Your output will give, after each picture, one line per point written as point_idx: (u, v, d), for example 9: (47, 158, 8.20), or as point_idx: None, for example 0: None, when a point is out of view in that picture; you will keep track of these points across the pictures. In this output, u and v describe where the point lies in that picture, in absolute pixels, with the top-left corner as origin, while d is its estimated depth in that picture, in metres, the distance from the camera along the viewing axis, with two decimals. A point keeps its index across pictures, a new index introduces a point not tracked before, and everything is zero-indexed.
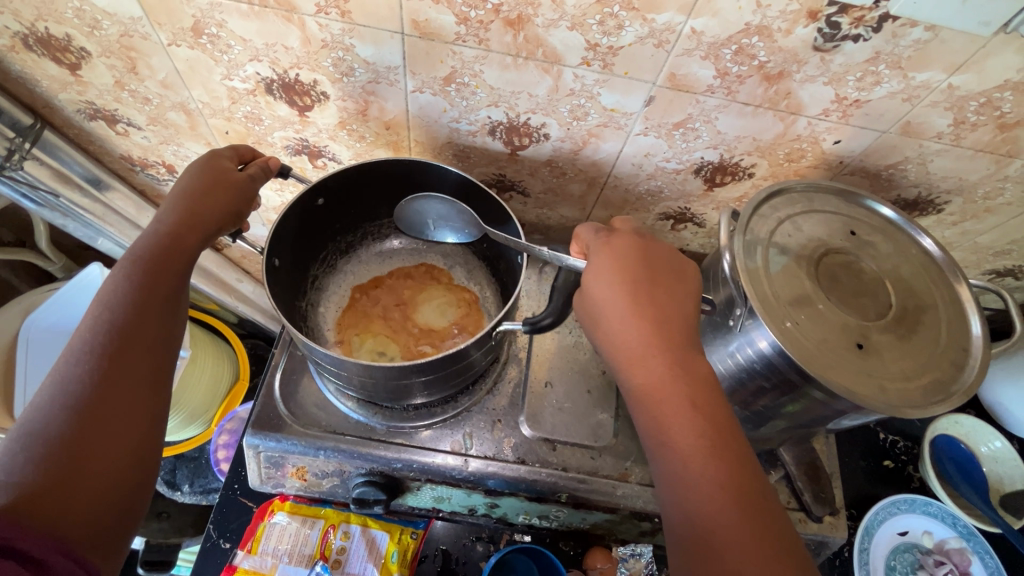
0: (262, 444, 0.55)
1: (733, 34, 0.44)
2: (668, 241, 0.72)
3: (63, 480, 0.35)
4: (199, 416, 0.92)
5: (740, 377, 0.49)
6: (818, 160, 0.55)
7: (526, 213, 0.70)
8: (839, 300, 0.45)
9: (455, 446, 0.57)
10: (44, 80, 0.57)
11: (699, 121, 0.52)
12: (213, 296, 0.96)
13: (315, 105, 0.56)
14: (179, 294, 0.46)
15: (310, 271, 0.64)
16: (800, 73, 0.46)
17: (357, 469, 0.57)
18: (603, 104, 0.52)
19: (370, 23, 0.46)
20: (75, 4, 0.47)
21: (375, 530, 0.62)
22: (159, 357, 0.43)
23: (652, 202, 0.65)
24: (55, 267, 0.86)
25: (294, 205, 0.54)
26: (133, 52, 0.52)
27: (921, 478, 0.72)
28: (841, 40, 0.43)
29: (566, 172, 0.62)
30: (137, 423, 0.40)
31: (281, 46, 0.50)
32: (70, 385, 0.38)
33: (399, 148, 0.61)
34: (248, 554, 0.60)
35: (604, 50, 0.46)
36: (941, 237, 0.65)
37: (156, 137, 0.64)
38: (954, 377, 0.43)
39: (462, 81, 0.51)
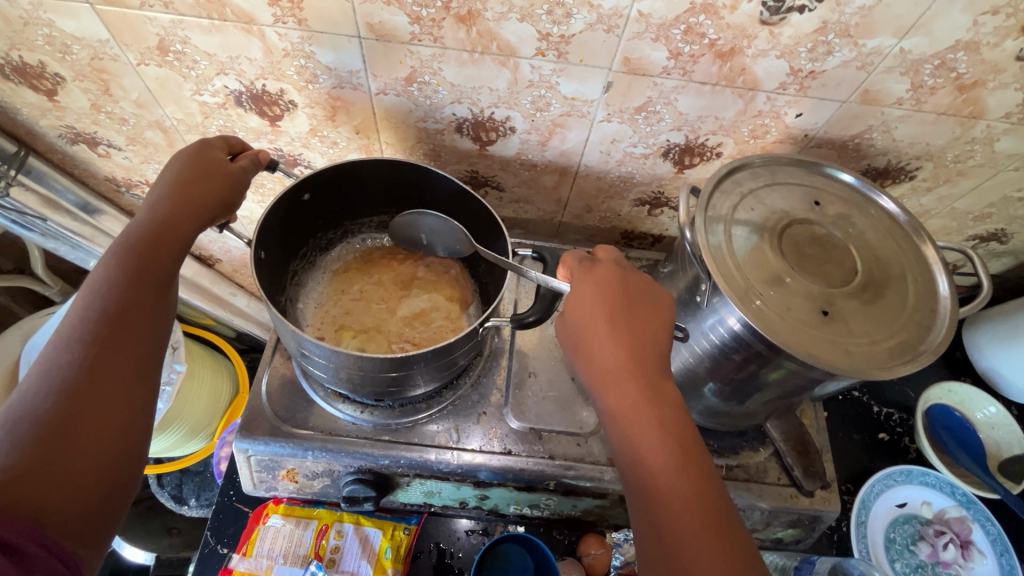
0: (251, 448, 0.56)
1: (680, 14, 0.44)
2: (647, 228, 0.72)
3: (47, 470, 0.37)
4: (201, 429, 0.93)
5: (716, 354, 0.49)
6: (783, 135, 0.56)
7: (503, 208, 0.71)
8: (803, 269, 0.45)
9: (443, 439, 0.58)
10: (24, 107, 0.58)
11: (660, 103, 0.53)
12: (208, 312, 0.97)
13: (285, 114, 0.57)
14: (169, 286, 0.47)
15: (290, 267, 0.65)
16: (751, 48, 0.46)
17: (346, 468, 0.58)
18: (563, 93, 0.52)
19: (327, 30, 0.48)
20: (45, 31, 0.49)
21: (368, 527, 0.63)
22: (149, 348, 0.44)
23: (625, 189, 0.65)
24: (53, 291, 0.88)
25: (280, 203, 0.55)
26: (105, 74, 0.54)
27: (918, 449, 0.72)
28: (786, 12, 0.44)
29: (537, 165, 0.62)
30: (124, 414, 0.41)
31: (244, 58, 0.51)
32: (56, 375, 0.39)
33: (371, 151, 0.62)
34: (243, 557, 0.61)
35: (556, 39, 0.47)
36: (918, 205, 0.65)
37: (136, 156, 0.65)
38: (922, 339, 0.43)
39: (424, 80, 0.52)
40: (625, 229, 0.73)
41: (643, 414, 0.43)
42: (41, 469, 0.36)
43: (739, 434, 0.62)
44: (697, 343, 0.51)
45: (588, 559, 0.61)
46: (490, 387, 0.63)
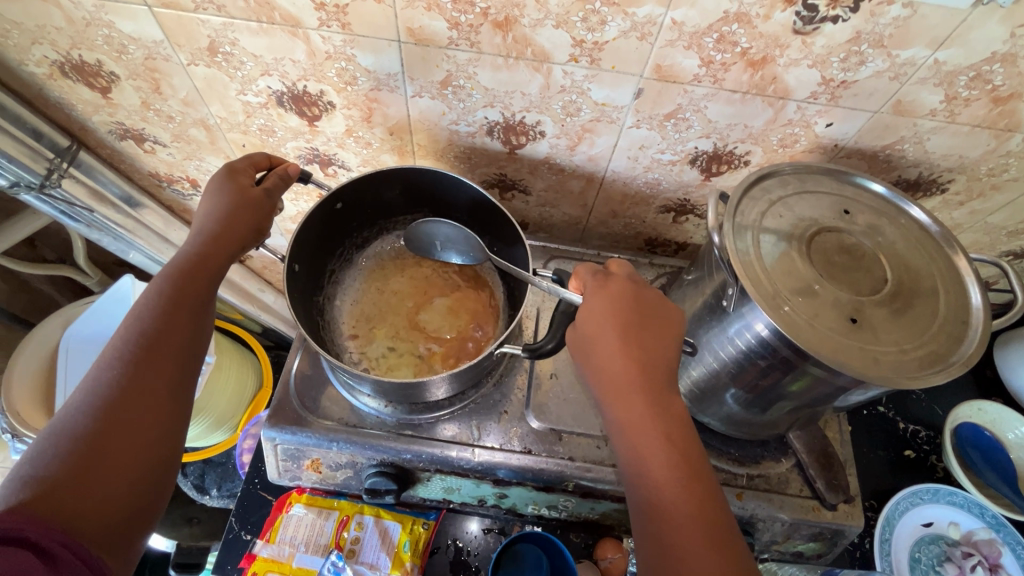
0: (278, 436, 0.58)
1: (714, 23, 0.45)
2: (671, 235, 0.72)
3: (83, 481, 0.39)
4: (225, 420, 0.95)
5: (741, 361, 0.49)
6: (813, 144, 0.56)
7: (529, 212, 0.72)
8: (833, 278, 0.45)
9: (464, 437, 0.59)
10: (79, 104, 0.62)
11: (690, 111, 0.53)
12: (237, 306, 1.00)
13: (323, 114, 0.59)
14: (203, 310, 0.49)
15: (327, 265, 0.67)
16: (783, 57, 0.47)
17: (369, 461, 0.59)
18: (594, 99, 0.53)
19: (369, 34, 0.49)
20: (104, 32, 0.52)
21: (387, 521, 0.63)
22: (182, 367, 0.46)
23: (651, 196, 0.66)
24: (92, 281, 0.92)
25: (313, 211, 0.58)
26: (157, 73, 0.57)
27: (945, 468, 0.70)
28: (820, 22, 0.44)
29: (564, 169, 0.64)
30: (155, 429, 0.43)
31: (288, 59, 0.53)
32: (97, 392, 0.42)
33: (403, 152, 0.64)
34: (267, 543, 0.63)
35: (590, 45, 0.48)
36: (950, 219, 0.64)
37: (179, 153, 0.68)
38: (953, 350, 0.43)
39: (458, 84, 0.54)
40: (649, 236, 0.73)
41: (648, 429, 0.43)
42: (78, 479, 0.38)
43: (761, 444, 0.61)
44: (722, 349, 0.51)
45: (605, 564, 0.61)
46: (512, 387, 0.63)
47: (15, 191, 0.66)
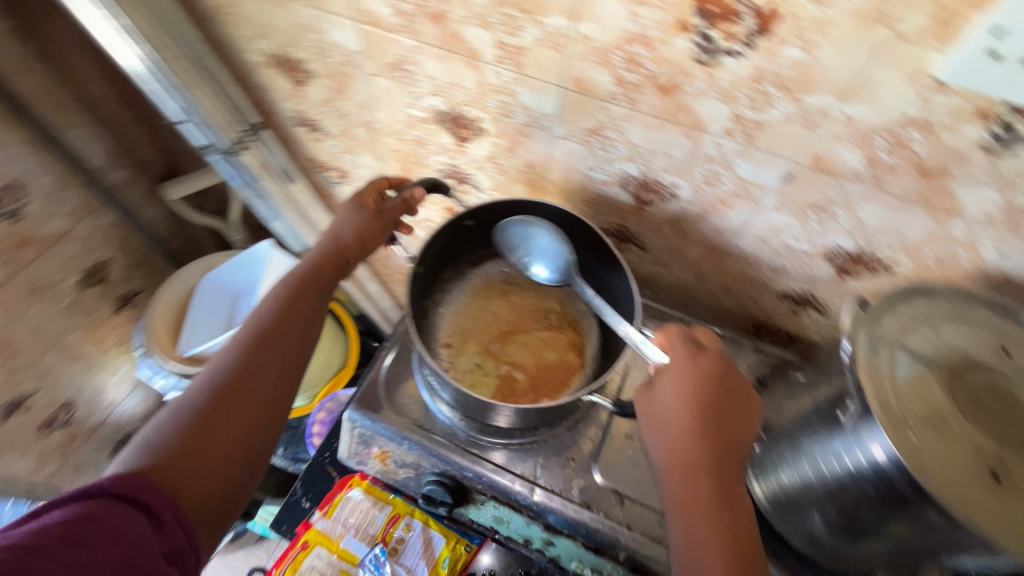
0: (359, 420, 0.61)
1: (890, 125, 0.43)
2: (784, 326, 0.69)
3: (192, 448, 0.45)
4: (306, 388, 1.02)
5: (843, 481, 0.45)
6: (976, 270, 0.51)
7: (640, 267, 0.72)
8: (977, 421, 0.40)
9: (527, 472, 0.59)
10: (275, 90, 0.72)
11: (839, 205, 0.51)
12: (345, 288, 1.09)
13: (473, 137, 0.65)
14: (308, 323, 0.57)
15: (440, 272, 0.71)
16: (962, 172, 0.44)
17: (431, 467, 0.60)
18: (738, 174, 0.53)
19: (537, 75, 0.53)
20: (316, 36, 0.61)
21: (433, 531, 0.67)
22: (284, 367, 0.53)
23: (773, 281, 0.64)
24: (237, 237, 1.05)
25: (443, 224, 0.65)
26: (345, 77, 0.64)
27: None
28: (1018, 145, 0.40)
29: (687, 235, 0.63)
30: (253, 410, 0.50)
31: (458, 85, 0.58)
32: (215, 378, 0.50)
33: (535, 186, 0.67)
34: (323, 517, 0.69)
35: (749, 123, 0.48)
36: None
37: (341, 145, 0.77)
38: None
39: (606, 134, 0.56)
40: (760, 320, 0.70)
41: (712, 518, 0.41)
42: (189, 447, 0.45)
43: (841, 573, 0.56)
44: (825, 463, 0.46)
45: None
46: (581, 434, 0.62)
47: (206, 151, 0.77)
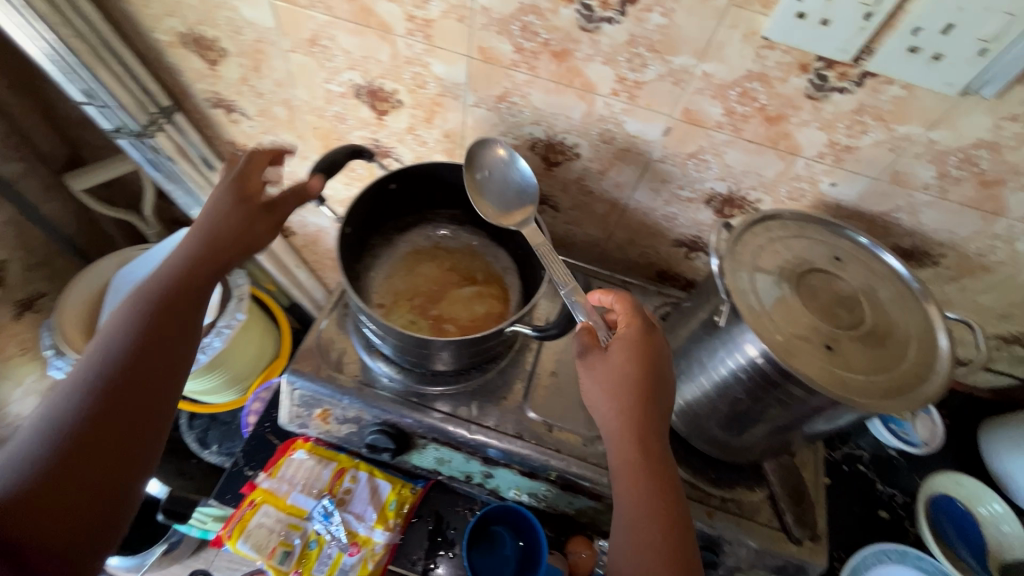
0: (297, 381, 0.71)
1: (739, 78, 0.59)
2: (685, 268, 0.89)
3: (67, 481, 0.45)
4: (238, 381, 1.13)
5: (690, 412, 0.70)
6: (818, 201, 0.71)
7: (556, 227, 0.90)
8: (817, 310, 0.57)
9: (463, 410, 0.72)
10: (190, 72, 0.80)
11: (710, 153, 0.69)
12: (275, 274, 1.21)
13: (392, 110, 0.77)
14: (207, 282, 0.60)
15: (371, 242, 0.84)
16: (796, 117, 0.61)
17: (372, 419, 0.71)
18: (629, 130, 0.69)
19: (447, 47, 0.66)
20: (229, 16, 0.70)
21: (380, 479, 0.75)
22: (191, 304, 0.58)
23: (669, 229, 0.82)
24: (148, 229, 1.12)
25: (369, 186, 0.75)
26: (259, 55, 0.74)
27: (916, 533, 0.81)
28: (829, 90, 0.58)
29: (591, 193, 0.80)
30: (168, 366, 0.54)
31: (374, 60, 0.70)
32: (72, 389, 0.49)
33: (454, 154, 0.81)
34: (268, 477, 0.74)
35: (631, 83, 0.63)
36: (945, 293, 0.78)
37: (259, 126, 0.87)
38: (920, 388, 0.53)
39: (513, 101, 0.70)
40: (661, 267, 0.91)
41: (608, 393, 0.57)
42: (83, 442, 0.46)
43: (739, 472, 0.73)
44: (715, 369, 0.63)
45: (574, 557, 0.72)
46: (521, 368, 0.78)
47: (116, 135, 0.84)
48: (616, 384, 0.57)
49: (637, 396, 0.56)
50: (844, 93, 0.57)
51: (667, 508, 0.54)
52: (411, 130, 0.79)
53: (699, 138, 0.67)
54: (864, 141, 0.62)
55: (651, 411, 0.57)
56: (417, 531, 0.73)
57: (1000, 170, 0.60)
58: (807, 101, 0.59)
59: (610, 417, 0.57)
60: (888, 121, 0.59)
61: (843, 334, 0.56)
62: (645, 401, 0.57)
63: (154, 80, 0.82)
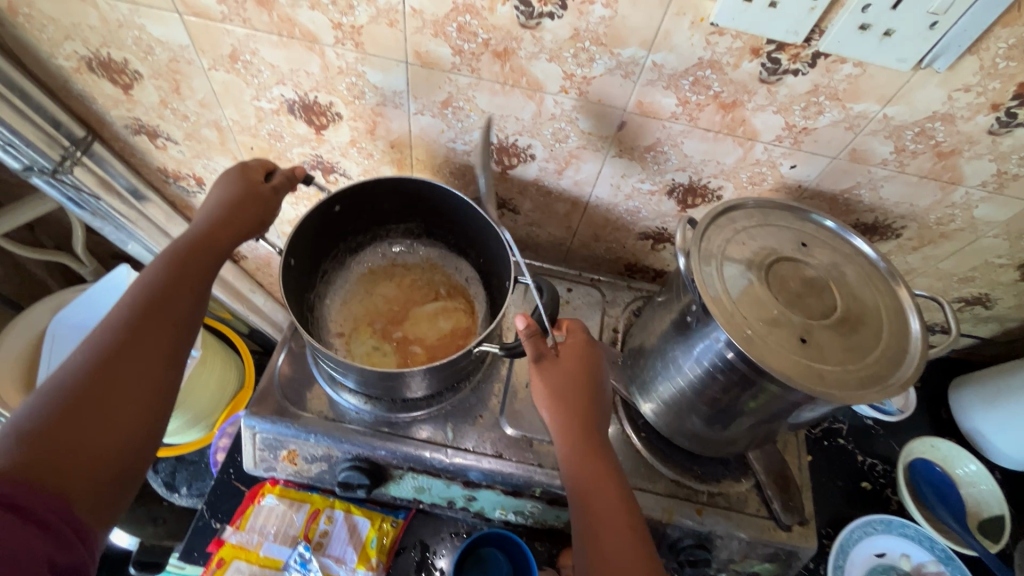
0: (257, 425, 0.67)
1: (690, 67, 0.57)
2: (652, 260, 0.87)
3: (60, 473, 0.44)
4: (202, 420, 1.06)
5: (665, 412, 0.69)
6: (779, 184, 0.69)
7: (518, 229, 0.86)
8: (788, 302, 0.56)
9: (438, 436, 0.68)
10: (100, 98, 0.73)
11: (668, 145, 0.66)
12: (229, 302, 1.14)
13: (330, 124, 0.72)
14: (208, 277, 0.60)
15: (321, 266, 0.80)
16: (751, 102, 0.59)
17: (343, 455, 0.67)
18: (581, 127, 0.66)
19: (380, 54, 0.61)
20: (136, 34, 0.63)
21: (357, 516, 0.72)
22: (193, 295, 0.58)
23: (633, 222, 0.80)
24: (84, 270, 1.04)
25: (313, 211, 0.69)
26: (177, 75, 0.68)
27: (898, 501, 0.82)
28: (782, 73, 0.56)
29: (551, 193, 0.77)
30: (158, 375, 0.52)
31: (303, 72, 0.65)
32: (57, 387, 0.48)
33: (402, 165, 0.77)
34: (236, 530, 0.70)
35: (579, 79, 0.60)
36: (907, 262, 0.78)
37: (189, 150, 0.80)
38: (893, 373, 0.53)
39: (458, 105, 0.66)
40: (629, 261, 0.89)
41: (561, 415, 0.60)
42: (66, 444, 0.45)
43: (724, 465, 0.73)
44: (689, 367, 0.62)
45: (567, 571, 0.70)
46: (496, 381, 0.75)
47: (27, 174, 0.76)
48: (559, 404, 0.60)
49: (583, 417, 0.59)
50: (794, 76, 0.56)
51: (630, 522, 0.54)
52: (353, 143, 0.74)
53: (653, 130, 0.65)
54: (821, 122, 0.60)
55: (598, 431, 0.60)
56: (404, 563, 0.71)
57: (955, 141, 0.59)
58: (761, 86, 0.57)
59: (563, 439, 0.59)
60: (843, 100, 0.57)
61: (816, 325, 0.54)
62: (592, 422, 0.60)
63: (64, 110, 0.75)
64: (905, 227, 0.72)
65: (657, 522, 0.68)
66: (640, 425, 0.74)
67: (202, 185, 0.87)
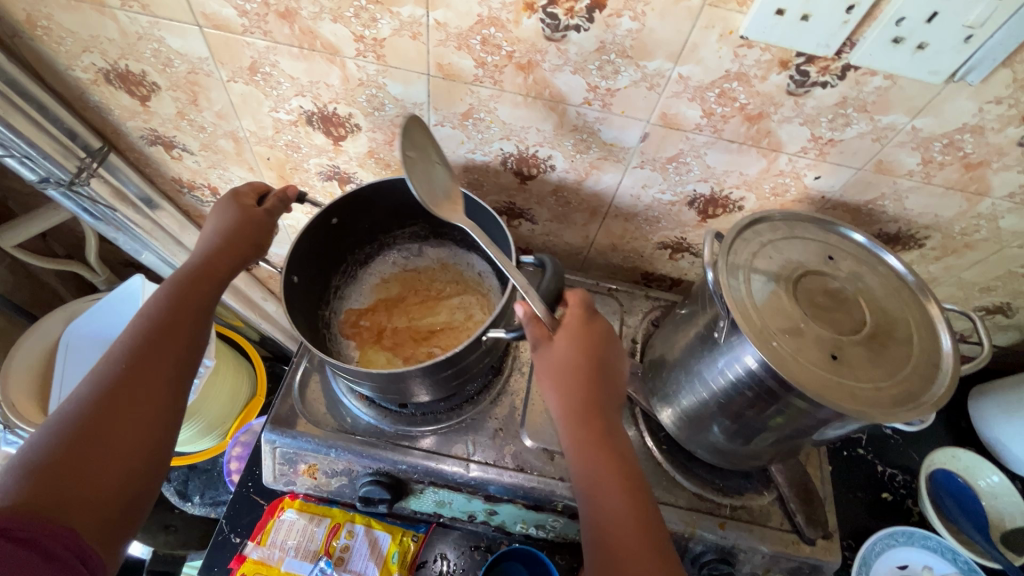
0: (277, 439, 0.66)
1: (716, 79, 0.56)
2: (669, 268, 0.86)
3: (67, 506, 0.44)
4: (214, 428, 1.06)
5: (687, 424, 0.68)
6: (802, 194, 0.68)
7: (534, 238, 0.86)
8: (816, 317, 0.55)
9: (460, 450, 0.68)
10: (117, 109, 0.73)
11: (690, 156, 0.66)
12: (241, 310, 1.13)
13: (348, 135, 0.71)
14: (209, 304, 0.60)
15: (333, 281, 0.79)
16: (777, 114, 0.59)
17: (364, 469, 0.67)
18: (603, 139, 0.65)
19: (401, 66, 0.60)
20: (155, 47, 0.63)
21: (377, 531, 0.72)
22: (196, 323, 0.58)
23: (651, 232, 0.80)
24: (97, 278, 1.04)
25: (311, 222, 0.67)
26: (196, 86, 0.67)
27: (920, 512, 0.82)
28: (811, 86, 0.55)
29: (569, 203, 0.77)
30: (161, 404, 0.52)
31: (323, 83, 0.64)
32: (62, 421, 0.48)
33: None
34: (258, 546, 0.70)
35: (603, 91, 0.59)
36: (930, 272, 0.78)
37: (205, 161, 0.80)
38: (926, 391, 0.52)
39: (479, 117, 0.65)
40: (646, 270, 0.88)
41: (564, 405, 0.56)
42: (74, 477, 0.45)
43: (746, 477, 0.72)
44: (713, 379, 0.61)
45: None
46: (515, 392, 0.74)
47: (43, 185, 0.76)
48: (563, 388, 0.56)
49: (589, 405, 0.56)
50: (821, 88, 0.55)
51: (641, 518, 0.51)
52: (371, 154, 0.74)
53: (676, 141, 0.64)
54: (847, 133, 0.59)
55: (605, 422, 0.56)
56: None
57: (983, 153, 0.59)
58: (788, 98, 0.57)
59: (566, 428, 0.56)
60: (871, 112, 0.57)
61: (846, 341, 0.54)
62: (598, 410, 0.56)
63: (81, 121, 0.74)
64: (929, 237, 0.72)
65: (681, 536, 0.68)
66: (661, 437, 0.73)
67: (216, 194, 0.87)
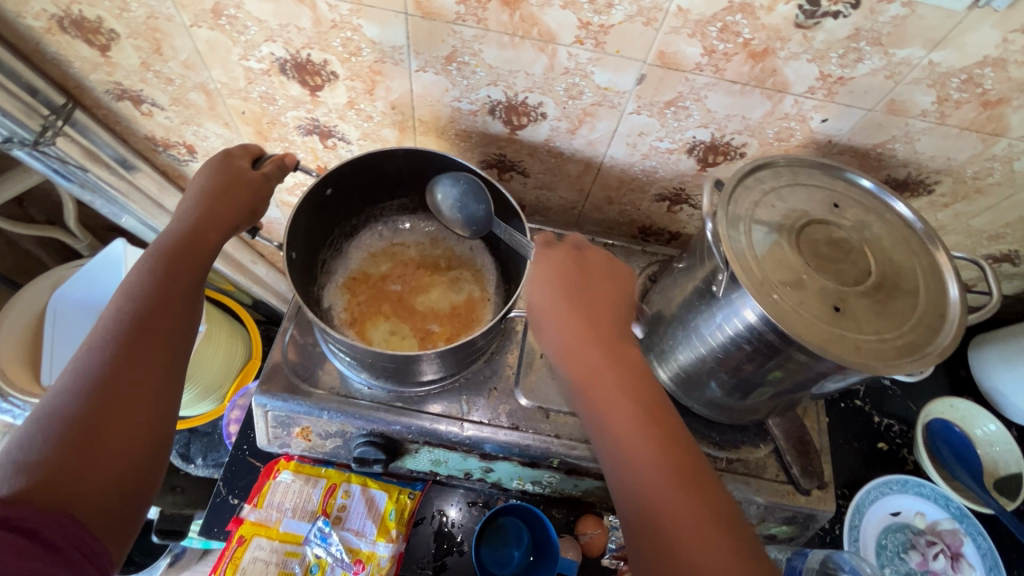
0: (269, 404, 0.65)
1: (718, 12, 0.52)
2: (667, 221, 0.83)
3: (70, 492, 0.43)
4: (211, 392, 1.06)
5: (683, 379, 0.67)
6: (808, 139, 0.65)
7: (527, 193, 0.82)
8: (820, 268, 0.53)
9: (454, 411, 0.67)
10: (77, 61, 0.68)
11: (690, 99, 0.62)
12: (230, 275, 1.11)
13: (325, 84, 0.67)
14: (199, 278, 0.57)
15: (320, 255, 0.76)
16: (784, 50, 0.54)
17: (358, 431, 0.66)
18: (597, 82, 0.61)
19: (377, 5, 0.56)
20: None
21: (374, 491, 0.72)
22: (186, 300, 0.55)
23: (648, 183, 0.76)
24: (80, 245, 1.01)
25: (305, 195, 0.64)
26: (157, 34, 0.62)
27: (915, 460, 0.82)
28: (821, 17, 0.51)
29: (562, 154, 0.73)
30: (157, 383, 0.50)
31: (293, 26, 0.59)
32: (53, 410, 0.46)
33: (403, 127, 0.72)
34: (254, 508, 0.70)
35: (596, 28, 0.55)
36: (937, 219, 0.75)
37: (177, 117, 0.76)
38: (931, 341, 0.51)
39: (463, 60, 0.61)
40: (643, 224, 0.85)
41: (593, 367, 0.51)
42: (75, 465, 0.44)
43: (742, 431, 0.72)
44: (710, 334, 0.59)
45: (586, 538, 0.71)
46: (509, 350, 0.73)
47: (9, 146, 0.72)
48: (572, 350, 0.53)
49: (614, 362, 0.51)
50: (831, 18, 0.51)
51: (693, 484, 0.45)
52: (351, 104, 0.70)
53: (675, 83, 0.60)
54: (859, 70, 0.55)
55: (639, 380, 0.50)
56: (423, 534, 0.73)
57: (1004, 88, 0.55)
58: (796, 31, 0.52)
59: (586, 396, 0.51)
60: (885, 45, 0.52)
61: (850, 292, 0.52)
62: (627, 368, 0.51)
63: (40, 75, 0.70)
64: (939, 182, 0.68)
65: None
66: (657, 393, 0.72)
67: (193, 153, 0.83)
